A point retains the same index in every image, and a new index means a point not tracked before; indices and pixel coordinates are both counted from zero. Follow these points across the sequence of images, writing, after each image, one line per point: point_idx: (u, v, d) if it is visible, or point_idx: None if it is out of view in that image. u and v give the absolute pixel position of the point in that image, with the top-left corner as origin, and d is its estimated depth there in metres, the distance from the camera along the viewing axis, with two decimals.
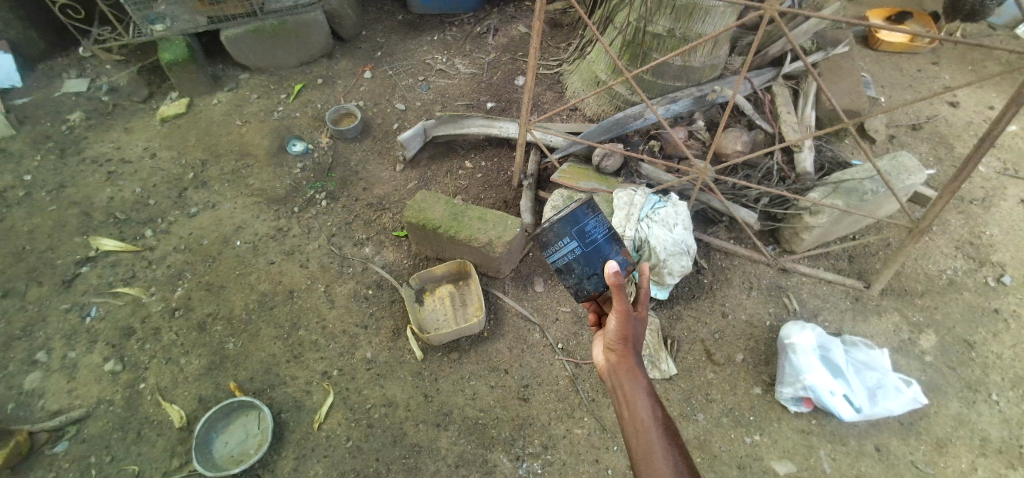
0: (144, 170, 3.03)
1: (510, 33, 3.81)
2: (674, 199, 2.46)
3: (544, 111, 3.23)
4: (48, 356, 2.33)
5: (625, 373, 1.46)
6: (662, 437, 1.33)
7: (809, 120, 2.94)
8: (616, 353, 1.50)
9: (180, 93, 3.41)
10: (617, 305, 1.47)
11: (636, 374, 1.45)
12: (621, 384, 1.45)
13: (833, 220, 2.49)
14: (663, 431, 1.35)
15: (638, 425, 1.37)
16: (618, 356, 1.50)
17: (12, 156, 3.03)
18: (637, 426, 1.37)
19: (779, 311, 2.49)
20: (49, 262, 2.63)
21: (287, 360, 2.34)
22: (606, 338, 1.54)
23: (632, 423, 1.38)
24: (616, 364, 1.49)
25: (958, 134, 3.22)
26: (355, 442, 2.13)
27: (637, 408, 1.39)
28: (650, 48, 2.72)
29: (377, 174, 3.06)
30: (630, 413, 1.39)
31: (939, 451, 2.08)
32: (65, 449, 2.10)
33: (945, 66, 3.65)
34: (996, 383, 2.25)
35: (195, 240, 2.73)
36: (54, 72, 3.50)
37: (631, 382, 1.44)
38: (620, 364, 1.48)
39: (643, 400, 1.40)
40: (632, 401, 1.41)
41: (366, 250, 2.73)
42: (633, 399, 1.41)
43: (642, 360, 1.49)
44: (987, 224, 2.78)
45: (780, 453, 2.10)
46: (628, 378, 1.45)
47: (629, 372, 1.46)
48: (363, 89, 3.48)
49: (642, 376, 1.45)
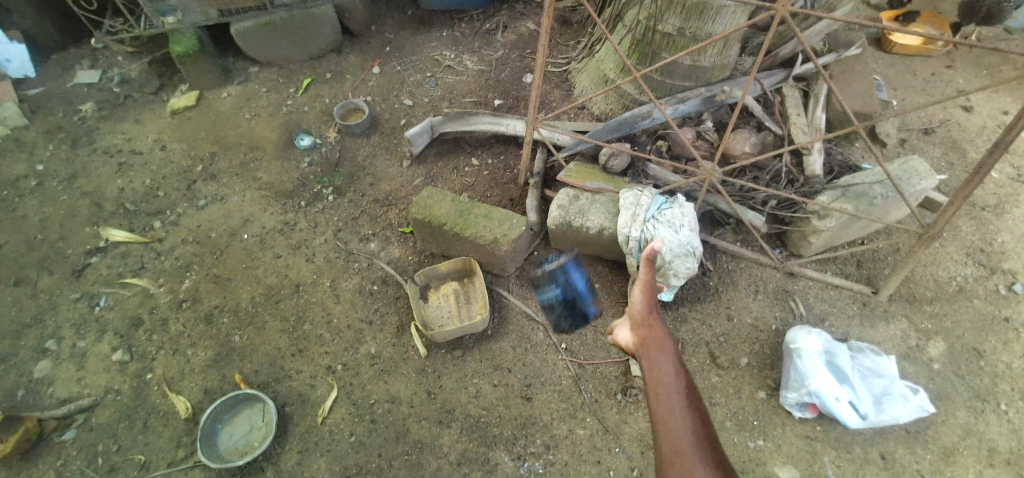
0: (155, 162, 3.05)
1: (519, 30, 3.79)
2: (680, 200, 2.44)
3: (552, 109, 3.22)
4: (58, 345, 2.37)
5: (654, 350, 1.45)
6: (688, 415, 1.31)
7: (819, 122, 2.91)
8: (647, 330, 1.49)
9: (190, 86, 3.43)
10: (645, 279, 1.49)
11: (666, 352, 1.44)
12: (649, 360, 1.43)
13: (842, 224, 2.47)
14: (690, 410, 1.32)
15: (664, 400, 1.34)
16: (647, 329, 1.49)
17: (25, 145, 3.06)
18: (663, 401, 1.34)
19: (785, 315, 2.47)
20: (60, 251, 2.66)
21: (293, 354, 2.36)
22: (635, 310, 1.53)
23: (658, 398, 1.35)
24: (645, 341, 1.48)
25: (972, 138, 3.17)
26: (358, 436, 2.15)
27: (664, 385, 1.37)
28: (660, 47, 2.71)
29: (384, 169, 3.06)
30: (656, 388, 1.37)
31: (945, 460, 2.06)
32: (74, 437, 2.13)
33: (961, 69, 3.59)
34: (1005, 393, 2.22)
35: (204, 233, 2.75)
36: (67, 63, 3.53)
37: (660, 359, 1.42)
38: (650, 341, 1.47)
39: (672, 378, 1.38)
40: (659, 377, 1.38)
41: (372, 246, 2.74)
42: (660, 375, 1.39)
43: (670, 340, 1.48)
44: (999, 231, 2.74)
45: (784, 459, 2.08)
46: (658, 355, 1.43)
47: (659, 350, 1.44)
48: (371, 84, 3.48)
49: (672, 355, 1.43)
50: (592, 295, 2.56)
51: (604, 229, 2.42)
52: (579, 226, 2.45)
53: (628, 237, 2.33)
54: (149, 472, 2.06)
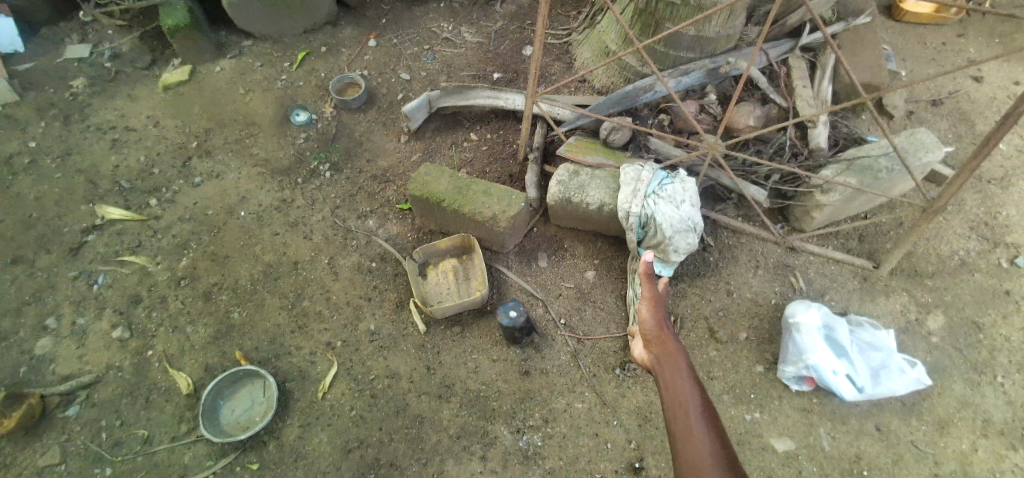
0: (149, 139, 3.01)
1: (518, 0, 3.70)
2: (682, 175, 2.41)
3: (551, 83, 3.15)
4: (58, 322, 2.37)
5: (668, 362, 1.46)
6: (701, 416, 1.27)
7: (825, 94, 2.85)
8: (661, 344, 1.52)
9: (183, 60, 3.36)
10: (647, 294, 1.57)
11: (678, 362, 1.44)
12: (665, 370, 1.44)
13: (846, 199, 2.44)
14: (702, 411, 1.28)
15: (677, 405, 1.32)
16: (659, 345, 1.52)
17: (17, 122, 3.02)
18: (676, 405, 1.31)
19: (785, 289, 2.46)
20: (57, 229, 2.64)
21: (293, 330, 2.37)
22: (646, 330, 1.57)
23: (671, 402, 1.33)
24: (660, 355, 1.49)
25: (980, 110, 3.11)
26: (359, 411, 2.16)
27: (677, 390, 1.35)
28: (663, 18, 2.63)
29: (382, 145, 3.02)
30: (669, 394, 1.36)
31: (940, 431, 2.08)
32: (77, 413, 2.15)
33: (972, 39, 3.50)
34: (1003, 365, 2.23)
35: (201, 211, 2.73)
36: (56, 37, 3.46)
37: (674, 369, 1.42)
38: (664, 355, 1.49)
39: (685, 382, 1.36)
40: (672, 384, 1.37)
41: (371, 223, 2.72)
42: (674, 382, 1.38)
43: (685, 351, 1.48)
44: (1004, 205, 2.71)
45: (780, 431, 2.10)
46: (671, 365, 1.44)
47: (672, 360, 1.45)
48: (368, 57, 3.41)
49: (685, 364, 1.43)
50: (591, 271, 2.55)
51: (604, 205, 2.39)
52: (579, 202, 2.42)
53: (628, 213, 2.31)
54: (153, 446, 2.09)
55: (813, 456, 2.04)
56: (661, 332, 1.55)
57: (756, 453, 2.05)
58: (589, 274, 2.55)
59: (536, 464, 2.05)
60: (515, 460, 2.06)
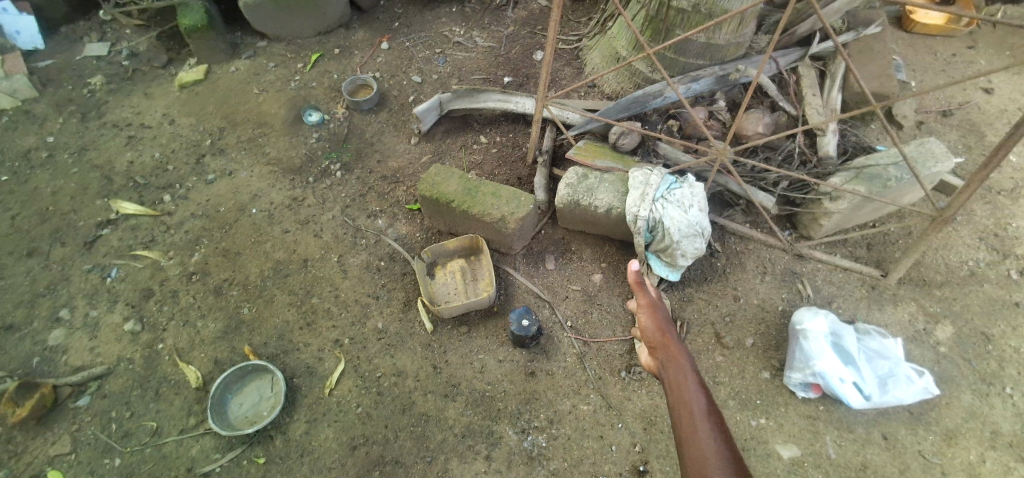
0: (164, 136, 3.06)
1: (530, 6, 3.74)
2: (690, 180, 2.42)
3: (561, 87, 3.18)
4: (71, 314, 2.41)
5: (672, 365, 1.46)
6: (707, 419, 1.27)
7: (834, 102, 2.86)
8: (664, 347, 1.53)
9: (198, 60, 3.42)
10: (643, 300, 1.61)
11: (681, 362, 1.46)
12: (670, 372, 1.45)
13: (855, 207, 2.44)
14: (708, 414, 1.29)
15: (684, 406, 1.33)
16: (663, 346, 1.53)
17: (35, 118, 3.08)
18: (682, 407, 1.33)
19: (792, 297, 2.46)
20: (72, 223, 2.69)
21: (301, 326, 2.39)
22: (648, 336, 1.58)
23: (677, 405, 1.34)
24: (665, 359, 1.51)
25: (990, 121, 3.11)
26: (365, 408, 2.18)
27: (683, 392, 1.36)
28: (674, 24, 2.66)
29: (392, 146, 3.06)
30: (675, 396, 1.36)
31: (948, 441, 2.07)
32: (88, 403, 2.18)
33: (982, 51, 3.50)
34: (1011, 376, 2.21)
35: (213, 207, 2.77)
36: (76, 36, 3.53)
37: (678, 370, 1.43)
38: (668, 357, 1.49)
39: (690, 383, 1.37)
40: (677, 385, 1.38)
41: (380, 222, 2.74)
42: (680, 383, 1.39)
43: (689, 353, 1.49)
44: (1014, 216, 2.70)
45: (785, 438, 2.09)
46: (675, 367, 1.45)
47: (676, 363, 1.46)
48: (380, 60, 3.45)
49: (688, 365, 1.44)
50: (599, 275, 2.57)
51: (613, 208, 2.40)
52: (587, 205, 2.44)
53: (636, 217, 2.32)
54: (160, 438, 2.11)
55: (819, 463, 2.03)
56: (663, 336, 1.55)
57: (761, 459, 2.05)
58: (596, 277, 2.56)
59: (541, 465, 2.05)
60: (519, 461, 2.06)
